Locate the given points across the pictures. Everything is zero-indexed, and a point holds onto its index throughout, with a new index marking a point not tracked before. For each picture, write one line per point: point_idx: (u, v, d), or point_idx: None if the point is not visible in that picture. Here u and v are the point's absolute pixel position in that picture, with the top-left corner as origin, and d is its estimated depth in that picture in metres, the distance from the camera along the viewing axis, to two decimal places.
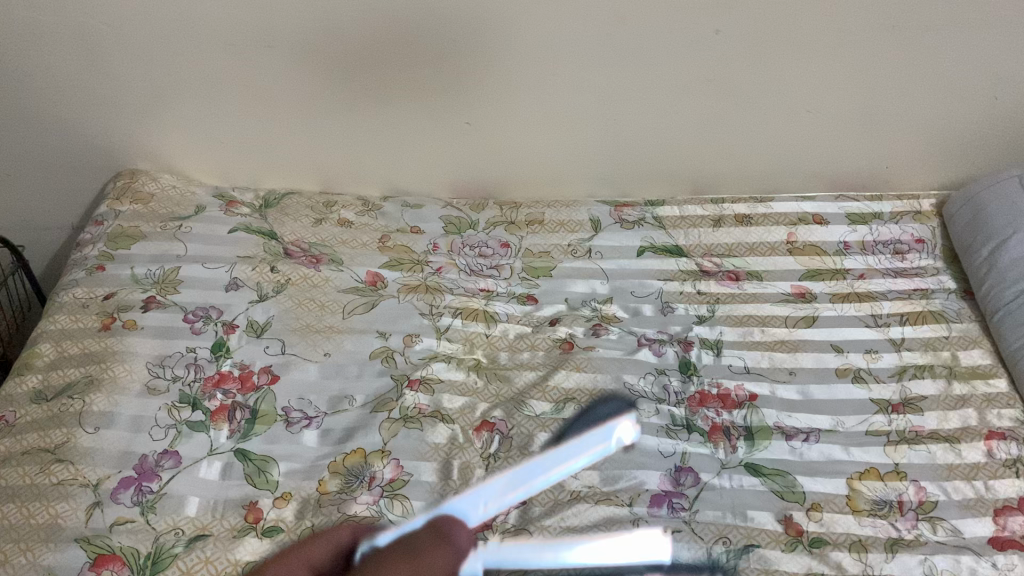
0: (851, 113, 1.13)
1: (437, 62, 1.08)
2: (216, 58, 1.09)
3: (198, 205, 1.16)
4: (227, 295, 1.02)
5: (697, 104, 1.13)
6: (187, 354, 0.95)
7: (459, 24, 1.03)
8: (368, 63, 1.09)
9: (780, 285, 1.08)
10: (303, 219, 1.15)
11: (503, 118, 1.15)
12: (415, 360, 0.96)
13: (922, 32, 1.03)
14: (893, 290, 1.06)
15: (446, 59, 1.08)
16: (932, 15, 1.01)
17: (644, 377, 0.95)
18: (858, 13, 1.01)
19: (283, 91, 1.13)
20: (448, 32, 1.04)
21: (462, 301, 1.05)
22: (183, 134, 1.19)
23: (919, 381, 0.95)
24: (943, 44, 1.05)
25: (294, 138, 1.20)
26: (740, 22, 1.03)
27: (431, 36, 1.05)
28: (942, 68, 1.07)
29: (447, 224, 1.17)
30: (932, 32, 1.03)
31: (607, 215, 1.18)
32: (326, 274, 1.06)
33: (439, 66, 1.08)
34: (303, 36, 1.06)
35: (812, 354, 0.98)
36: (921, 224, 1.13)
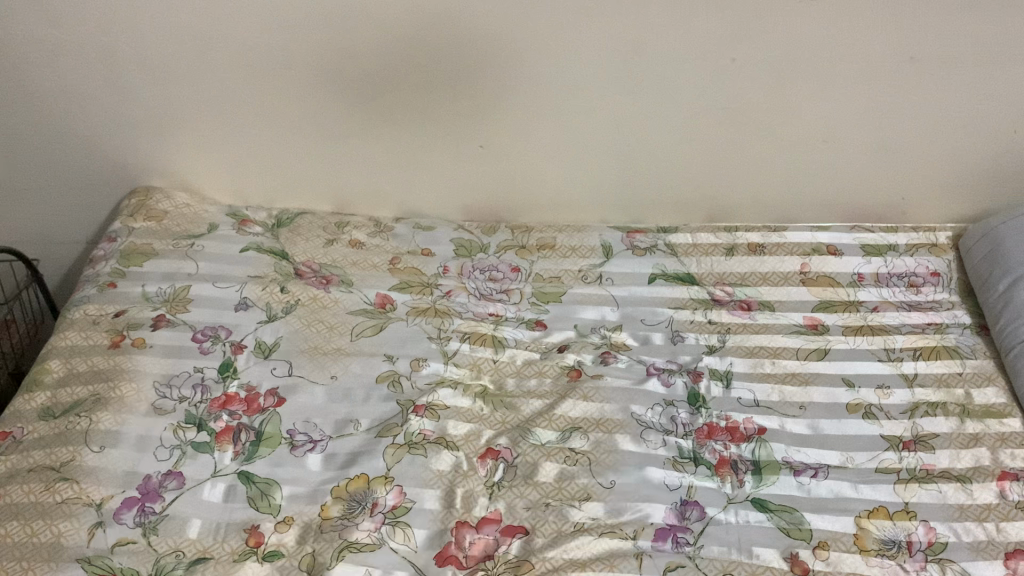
0: (869, 144, 1.12)
1: (453, 85, 1.08)
2: (234, 78, 1.10)
3: (211, 223, 1.17)
4: (237, 316, 1.02)
5: (712, 132, 1.12)
6: (195, 373, 0.95)
7: (476, 48, 1.04)
8: (384, 85, 1.10)
9: (792, 316, 1.07)
10: (314, 239, 1.16)
11: (517, 142, 1.15)
12: (421, 385, 0.96)
13: (941, 63, 1.03)
14: (907, 324, 1.04)
15: (462, 82, 1.08)
16: (952, 46, 1.01)
17: (652, 408, 0.95)
18: (877, 43, 1.01)
19: (298, 113, 1.14)
20: (465, 55, 1.05)
21: (470, 325, 1.05)
22: (198, 153, 1.20)
23: (931, 419, 0.93)
24: (960, 76, 1.04)
25: (308, 158, 1.20)
26: (757, 50, 1.02)
27: (447, 59, 1.06)
28: (961, 101, 1.06)
29: (458, 247, 1.16)
30: (949, 64, 1.03)
31: (619, 241, 1.17)
32: (336, 295, 1.06)
33: (455, 89, 1.09)
34: (321, 57, 1.07)
35: (823, 388, 0.97)
36: (936, 257, 1.12)
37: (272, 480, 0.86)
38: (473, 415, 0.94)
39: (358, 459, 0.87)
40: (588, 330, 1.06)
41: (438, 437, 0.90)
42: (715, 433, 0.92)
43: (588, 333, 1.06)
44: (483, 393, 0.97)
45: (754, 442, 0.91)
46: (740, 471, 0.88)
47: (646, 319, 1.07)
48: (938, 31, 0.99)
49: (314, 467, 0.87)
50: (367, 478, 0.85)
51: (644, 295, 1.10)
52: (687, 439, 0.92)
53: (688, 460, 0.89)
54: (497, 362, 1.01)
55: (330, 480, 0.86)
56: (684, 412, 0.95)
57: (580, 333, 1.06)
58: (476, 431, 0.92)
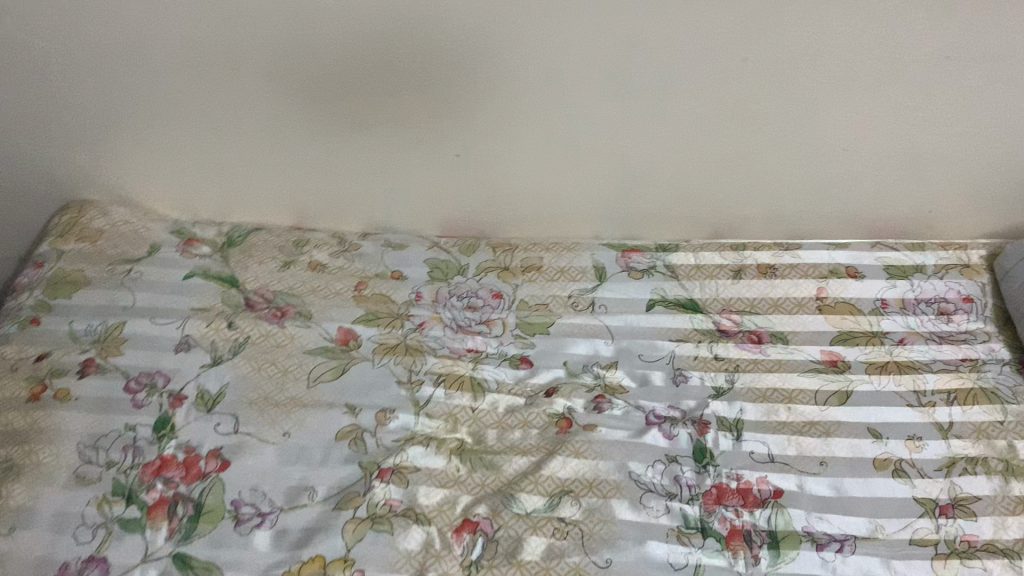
0: (896, 152, 0.99)
1: (424, 90, 0.94)
2: (174, 82, 0.96)
3: (152, 243, 1.03)
4: (177, 359, 0.89)
5: (720, 140, 0.99)
6: (126, 433, 0.82)
7: (451, 51, 0.90)
8: (345, 91, 0.95)
9: (809, 350, 0.94)
10: (269, 261, 1.02)
11: (499, 151, 1.01)
12: (387, 443, 0.83)
13: (983, 65, 0.89)
14: (938, 360, 0.92)
15: (435, 88, 0.94)
16: (998, 49, 0.87)
17: (653, 467, 0.83)
18: (914, 42, 0.88)
19: (248, 122, 0.99)
20: (438, 57, 0.91)
21: (446, 364, 0.92)
22: (137, 163, 1.06)
23: (971, 478, 0.82)
24: (1000, 79, 0.90)
25: (261, 170, 1.05)
26: (775, 50, 0.89)
27: (418, 62, 0.91)
28: (1005, 107, 0.93)
29: (432, 269, 1.04)
30: (990, 64, 0.89)
31: (613, 261, 1.04)
32: (292, 331, 0.93)
33: (427, 95, 0.95)
34: (272, 60, 0.92)
35: (846, 440, 0.85)
36: (970, 280, 0.99)
37: (213, 565, 0.73)
38: (447, 478, 0.81)
39: (314, 538, 0.75)
40: (579, 368, 0.94)
41: (406, 508, 0.78)
42: (725, 497, 0.80)
43: (579, 372, 0.93)
44: (460, 449, 0.84)
45: (770, 508, 0.80)
46: (755, 545, 0.76)
47: (644, 354, 0.95)
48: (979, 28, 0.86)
49: (262, 546, 0.75)
50: (323, 561, 0.73)
51: (641, 325, 0.98)
52: (693, 505, 0.80)
53: (694, 531, 0.77)
54: (476, 411, 0.88)
55: (280, 565, 0.73)
56: (690, 471, 0.83)
57: (570, 372, 0.93)
58: (451, 499, 0.80)
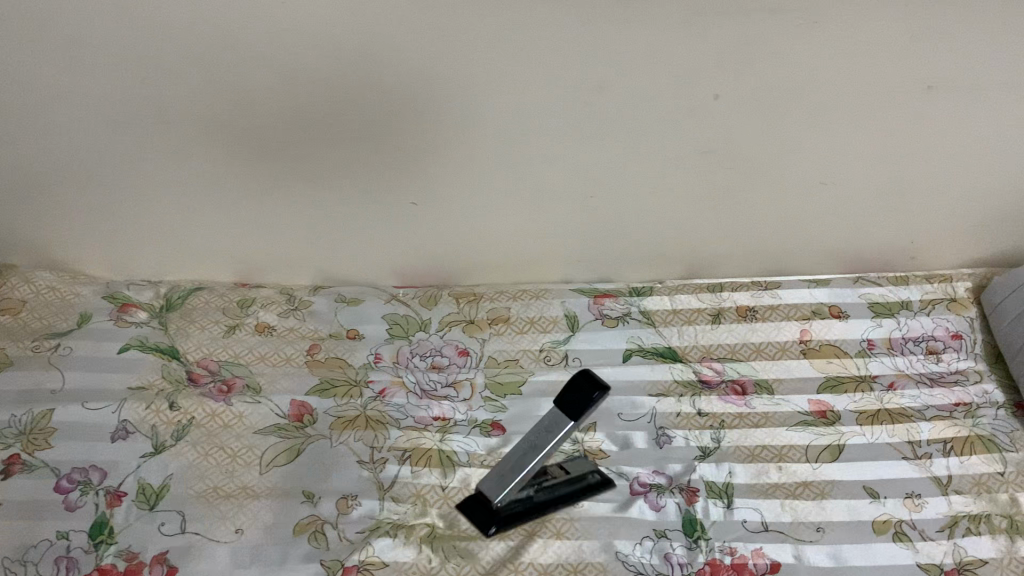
0: (879, 187, 0.92)
1: (368, 141, 0.87)
2: (94, 137, 0.87)
3: (82, 312, 0.94)
4: (114, 450, 0.80)
5: (692, 179, 0.91)
6: (58, 542, 0.74)
7: (395, 95, 0.82)
8: (283, 145, 0.88)
9: (795, 400, 0.90)
10: (210, 327, 0.94)
11: (460, 194, 0.92)
12: (351, 536, 0.76)
13: (978, 91, 0.81)
14: (931, 406, 0.89)
15: (381, 138, 0.86)
16: (987, 78, 0.80)
17: (640, 544, 0.77)
18: (905, 70, 0.80)
19: (180, 177, 0.91)
20: (382, 104, 0.83)
21: (411, 438, 0.85)
22: (60, 224, 0.96)
23: (975, 539, 0.78)
24: (995, 108, 0.83)
25: (198, 223, 0.96)
26: (746, 85, 0.81)
27: (361, 110, 0.84)
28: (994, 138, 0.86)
29: (392, 325, 0.96)
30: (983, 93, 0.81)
31: (586, 309, 0.98)
32: (240, 408, 0.86)
33: (372, 145, 0.87)
34: (203, 106, 0.84)
35: (842, 502, 0.81)
36: (957, 315, 0.97)
37: None
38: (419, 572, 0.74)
39: None
40: None
41: None
42: None
43: None
44: (431, 536, 0.77)
45: None
46: None
47: (623, 414, 0.88)
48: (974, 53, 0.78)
49: None
50: None
51: (619, 380, 0.91)
52: None
53: None
54: (446, 490, 0.82)
55: None
56: (681, 547, 0.77)
57: None
58: None
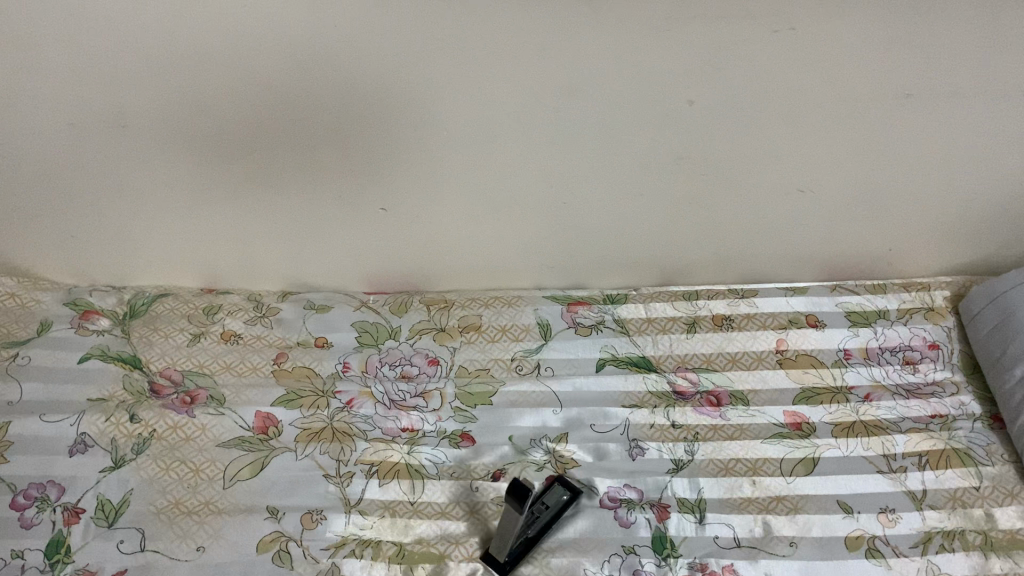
0: (855, 193, 0.89)
1: (329, 150, 0.82)
2: (38, 148, 0.83)
3: (42, 320, 0.92)
4: (72, 464, 0.78)
5: (665, 185, 0.88)
6: (12, 561, 0.71)
7: (355, 101, 0.77)
8: (239, 152, 0.83)
9: (770, 412, 0.90)
10: (175, 335, 0.93)
11: (428, 203, 0.89)
12: (316, 554, 0.74)
13: (964, 101, 0.78)
14: (907, 418, 0.89)
15: (342, 146, 0.82)
16: (968, 86, 0.76)
17: (609, 562, 0.75)
18: (889, 81, 0.76)
19: (135, 186, 0.87)
20: (340, 109, 0.78)
21: (378, 450, 0.84)
22: (15, 231, 0.93)
23: (948, 556, 0.77)
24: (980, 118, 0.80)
25: (159, 230, 0.93)
26: (724, 92, 0.77)
27: (319, 118, 0.79)
28: (975, 145, 0.83)
29: (362, 333, 0.95)
30: (970, 103, 0.78)
31: (559, 316, 0.98)
32: (203, 420, 0.84)
33: (334, 153, 0.83)
34: (153, 120, 0.79)
35: (816, 516, 0.80)
36: (934, 324, 0.97)
37: None
38: None
39: None
40: (526, 444, 0.86)
41: None
42: None
43: (527, 449, 0.85)
44: (401, 554, 0.75)
45: None
46: None
47: (596, 424, 0.87)
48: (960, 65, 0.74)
49: None
50: None
51: (592, 390, 0.91)
52: None
53: None
54: (416, 504, 0.80)
55: None
56: (651, 564, 0.76)
57: (518, 449, 0.85)
58: None
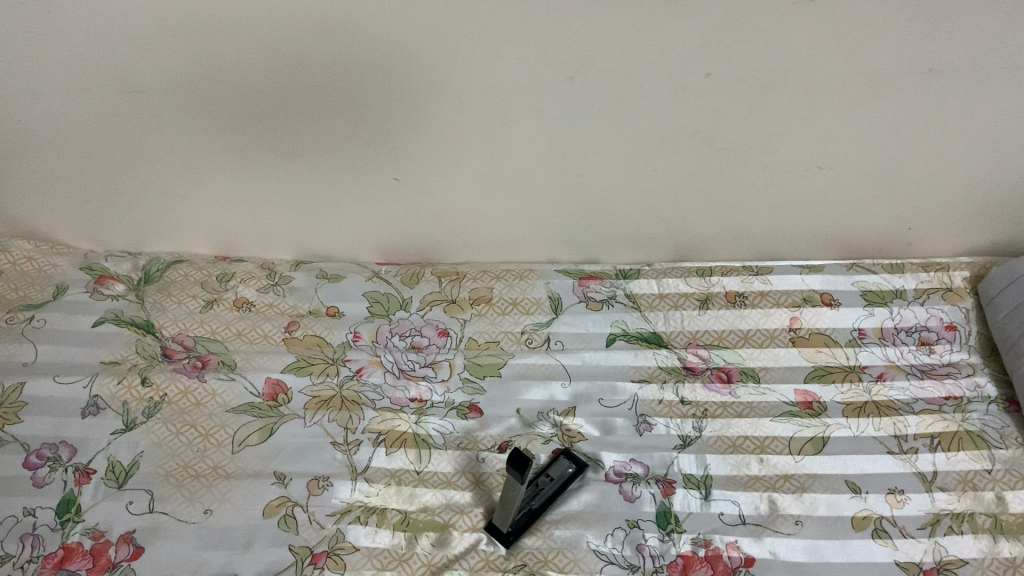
0: (875, 169, 0.87)
1: (336, 120, 0.81)
2: (49, 118, 0.83)
3: (59, 284, 0.93)
4: (83, 425, 0.79)
5: (679, 160, 0.85)
6: (24, 519, 0.73)
7: (360, 70, 0.75)
8: (246, 121, 0.82)
9: (781, 389, 0.89)
10: (188, 301, 0.94)
11: (440, 175, 0.88)
12: (321, 520, 0.75)
13: (991, 78, 0.75)
14: (920, 399, 0.88)
15: (348, 116, 0.81)
16: (996, 61, 0.73)
17: (612, 536, 0.76)
18: (912, 58, 0.73)
19: (143, 154, 0.87)
20: (345, 78, 0.76)
21: (386, 419, 0.84)
22: (32, 197, 0.94)
23: (956, 539, 0.76)
24: (1008, 95, 0.77)
25: (172, 198, 0.93)
26: (740, 65, 0.74)
27: (323, 88, 0.77)
28: (1000, 120, 0.80)
29: (373, 303, 0.96)
30: (997, 81, 0.75)
31: (570, 291, 0.98)
32: (214, 385, 0.85)
33: (340, 123, 0.82)
34: (160, 91, 0.79)
35: (823, 496, 0.79)
36: (952, 304, 0.95)
37: None
38: (389, 558, 0.73)
39: None
40: (533, 416, 0.86)
41: None
42: (692, 568, 0.73)
43: (534, 421, 0.85)
44: (405, 522, 0.76)
45: None
46: None
47: (604, 399, 0.87)
48: (988, 42, 0.71)
49: None
50: None
51: (600, 364, 0.91)
52: None
53: None
54: (421, 473, 0.80)
55: None
56: (654, 538, 0.75)
57: (525, 422, 0.85)
58: None
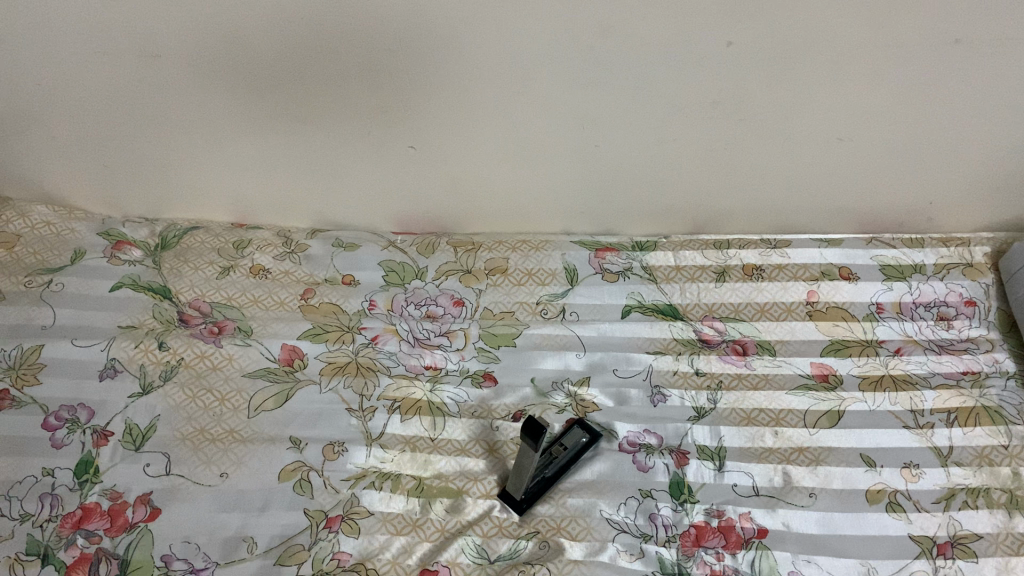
0: (897, 141, 0.86)
1: (353, 87, 0.81)
2: (66, 83, 0.83)
3: (77, 249, 0.94)
4: (101, 388, 0.80)
5: (698, 130, 0.84)
6: (43, 479, 0.73)
7: (377, 37, 0.74)
8: (263, 87, 0.82)
9: (797, 363, 0.89)
10: (205, 268, 0.94)
11: (456, 144, 0.88)
12: (336, 485, 0.76)
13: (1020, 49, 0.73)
14: (937, 374, 0.88)
15: (365, 83, 0.80)
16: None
17: (625, 505, 0.76)
18: (939, 28, 0.72)
19: (160, 120, 0.87)
20: (362, 45, 0.75)
21: (401, 386, 0.84)
22: (50, 163, 0.94)
23: (971, 513, 0.76)
24: None
25: (188, 164, 0.93)
26: (763, 33, 0.72)
27: (340, 54, 0.77)
28: None
29: (389, 272, 0.96)
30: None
31: (586, 262, 0.97)
32: (230, 351, 0.85)
33: (357, 90, 0.81)
34: (177, 57, 0.78)
35: (837, 469, 0.79)
36: (971, 280, 0.95)
37: None
38: (403, 523, 0.74)
39: None
40: (548, 385, 0.86)
41: (358, 562, 0.70)
42: (705, 538, 0.73)
43: (548, 390, 0.85)
44: (419, 488, 0.77)
45: (754, 550, 0.73)
46: None
47: (619, 369, 0.87)
48: (1017, 13, 0.69)
49: None
50: None
51: (616, 335, 0.91)
52: (670, 548, 0.73)
53: None
54: (435, 441, 0.81)
55: None
56: (667, 508, 0.76)
57: (539, 391, 0.85)
58: (407, 548, 0.72)
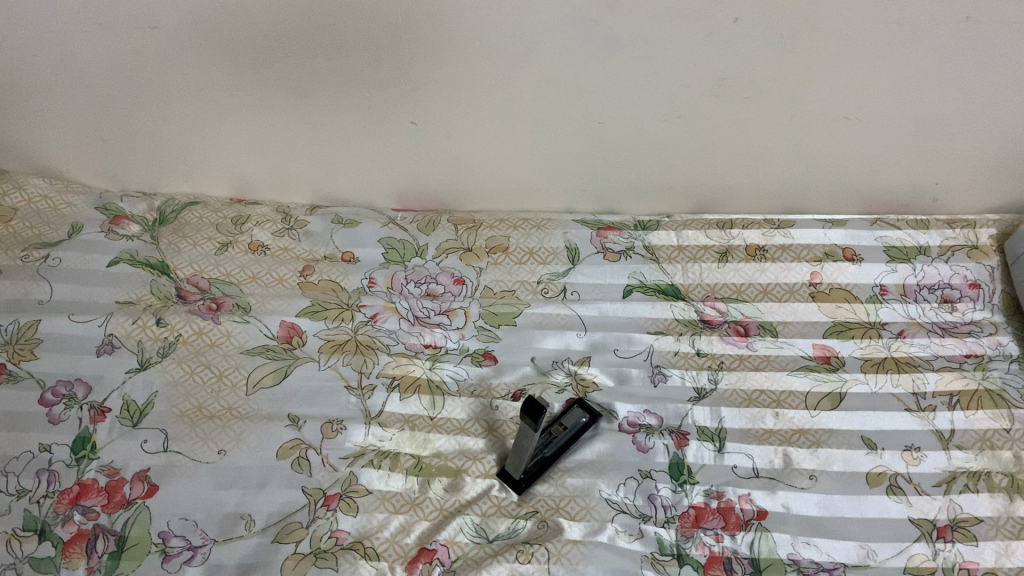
0: (904, 121, 0.84)
1: (353, 62, 0.79)
2: (62, 55, 0.81)
3: (74, 224, 0.93)
4: (98, 364, 0.79)
5: (702, 108, 0.83)
6: (40, 454, 0.73)
7: (378, 9, 0.73)
8: (263, 60, 0.80)
9: (799, 344, 0.88)
10: (203, 244, 0.94)
11: (458, 120, 0.87)
12: (334, 463, 0.75)
13: None
14: (940, 356, 0.87)
15: (365, 58, 0.79)
16: None
17: (624, 486, 0.75)
18: (948, 5, 0.70)
19: (158, 93, 0.86)
20: (363, 18, 0.74)
21: (401, 364, 0.84)
22: (46, 134, 0.93)
23: (972, 496, 0.76)
24: None
25: (187, 137, 0.92)
26: (769, 8, 0.71)
27: (341, 28, 0.75)
28: None
29: (389, 250, 0.95)
30: None
31: (587, 241, 0.97)
32: (228, 327, 0.84)
33: (357, 64, 0.80)
34: (175, 29, 0.77)
35: (839, 452, 0.79)
36: (976, 262, 0.94)
37: None
38: (404, 502, 0.74)
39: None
40: (548, 365, 0.86)
41: (356, 541, 0.70)
42: (704, 519, 0.73)
43: (549, 369, 0.85)
44: (418, 467, 0.76)
45: (753, 531, 0.72)
46: None
47: (620, 349, 0.87)
48: None
49: None
50: None
51: (617, 315, 0.90)
52: (669, 529, 0.72)
53: (670, 558, 0.70)
54: (435, 420, 0.81)
55: None
56: (666, 489, 0.75)
57: (540, 370, 0.85)
58: (406, 527, 0.72)
